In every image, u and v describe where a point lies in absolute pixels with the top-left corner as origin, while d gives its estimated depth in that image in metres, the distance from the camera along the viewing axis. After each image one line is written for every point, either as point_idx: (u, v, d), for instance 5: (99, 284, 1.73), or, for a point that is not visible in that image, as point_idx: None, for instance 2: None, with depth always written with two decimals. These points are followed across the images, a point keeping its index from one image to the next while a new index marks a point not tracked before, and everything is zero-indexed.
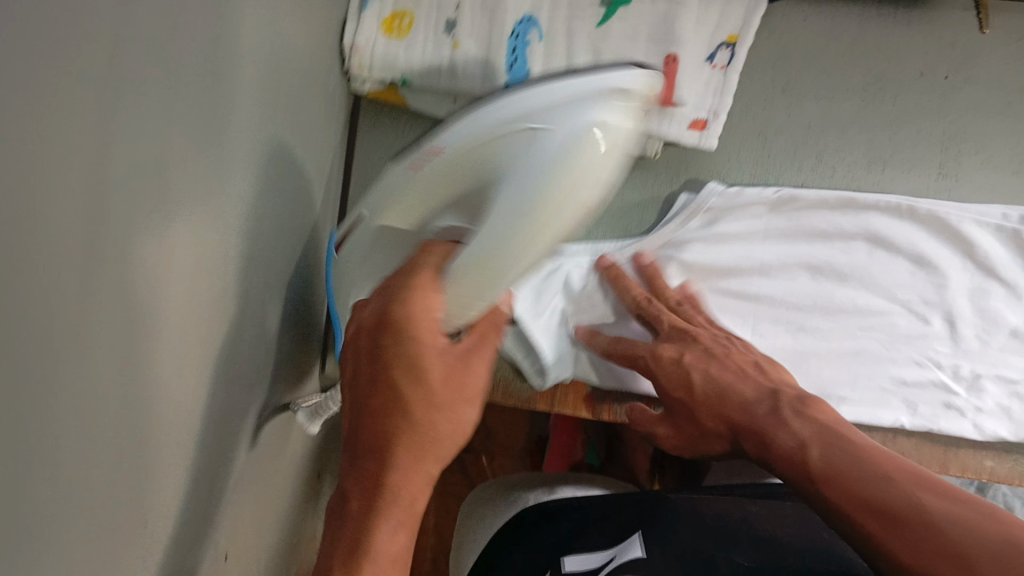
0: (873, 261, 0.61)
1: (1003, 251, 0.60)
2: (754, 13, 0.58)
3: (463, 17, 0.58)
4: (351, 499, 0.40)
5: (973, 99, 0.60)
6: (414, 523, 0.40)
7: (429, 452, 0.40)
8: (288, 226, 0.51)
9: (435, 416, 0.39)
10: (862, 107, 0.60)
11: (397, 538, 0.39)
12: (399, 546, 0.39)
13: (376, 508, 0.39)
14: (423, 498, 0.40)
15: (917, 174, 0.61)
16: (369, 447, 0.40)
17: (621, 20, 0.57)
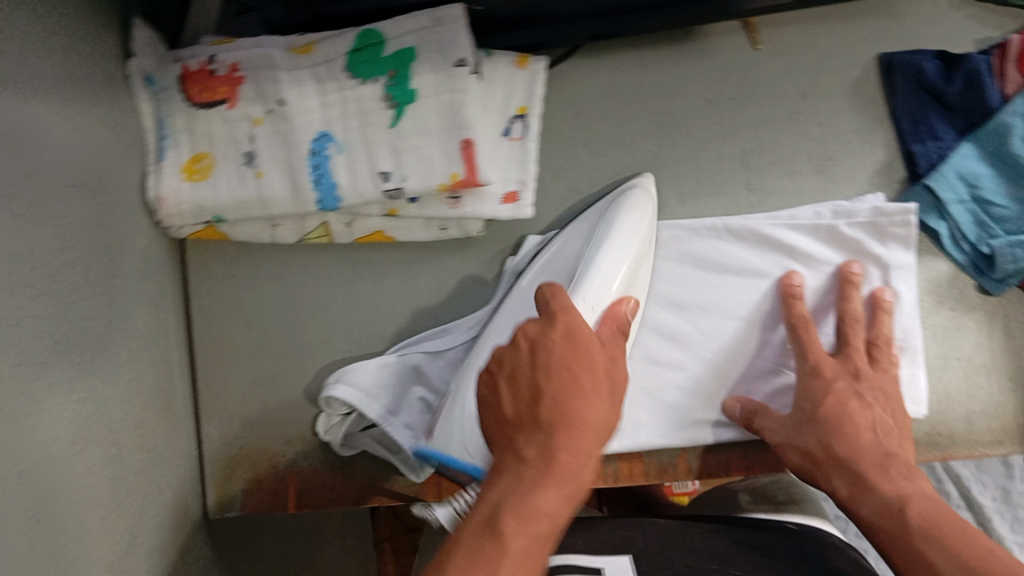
0: (712, 280, 0.63)
1: (830, 246, 0.62)
2: (537, 86, 0.60)
3: (260, 147, 0.59)
4: (501, 471, 0.43)
5: (763, 115, 0.64)
6: (571, 502, 0.42)
7: (595, 426, 0.43)
8: (108, 358, 0.53)
9: (589, 399, 0.43)
10: (661, 144, 0.64)
11: (558, 500, 0.41)
12: (547, 510, 0.41)
13: (530, 477, 0.41)
14: (584, 485, 0.43)
15: (725, 196, 0.64)
16: (531, 428, 0.43)
17: (412, 118, 0.58)
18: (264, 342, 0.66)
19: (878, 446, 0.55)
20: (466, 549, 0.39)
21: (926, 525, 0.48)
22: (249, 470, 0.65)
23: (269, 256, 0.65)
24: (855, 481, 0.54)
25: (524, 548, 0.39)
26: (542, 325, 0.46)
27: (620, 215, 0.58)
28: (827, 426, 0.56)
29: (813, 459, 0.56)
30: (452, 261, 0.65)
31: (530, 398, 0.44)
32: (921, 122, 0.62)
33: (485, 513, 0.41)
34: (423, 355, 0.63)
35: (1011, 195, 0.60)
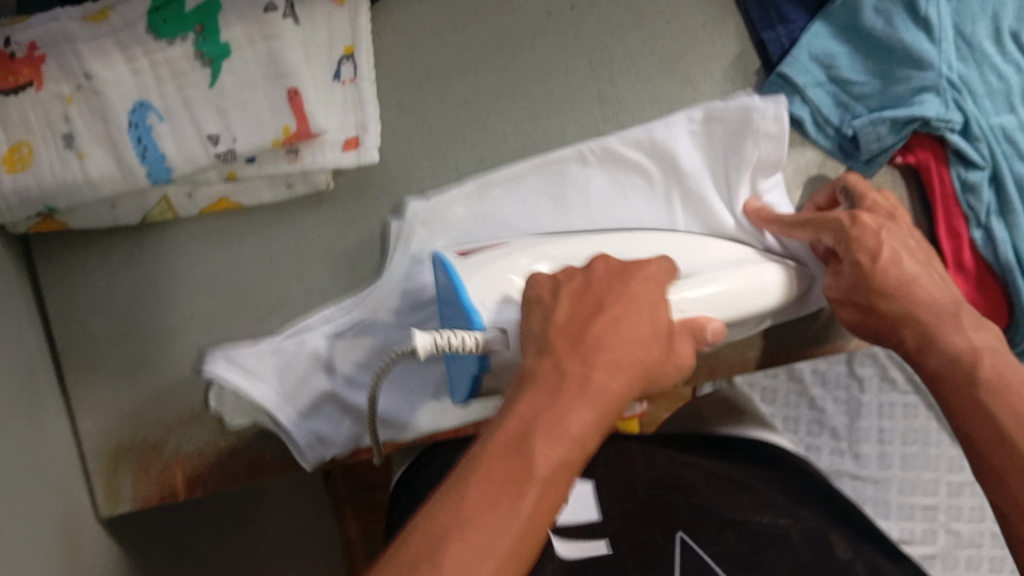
0: (596, 204, 0.62)
1: (705, 154, 0.62)
2: (361, 21, 0.58)
3: (80, 128, 0.53)
4: (537, 379, 0.41)
5: (605, 23, 0.61)
6: (601, 426, 0.40)
7: (640, 365, 0.43)
8: None
9: (633, 333, 0.43)
10: (504, 65, 0.61)
11: (589, 420, 0.39)
12: (581, 430, 0.39)
13: (565, 392, 0.40)
14: (611, 416, 0.41)
15: (580, 113, 0.62)
16: (570, 348, 0.42)
17: (231, 74, 0.55)
18: (128, 328, 0.62)
19: (944, 294, 0.54)
20: (491, 466, 0.37)
21: (995, 381, 0.48)
22: (137, 460, 0.62)
23: (119, 240, 0.61)
24: (925, 334, 0.53)
25: (553, 469, 0.37)
26: (622, 269, 0.47)
27: (752, 269, 0.56)
28: (884, 283, 0.54)
29: (877, 311, 0.54)
30: (309, 218, 0.63)
31: (585, 314, 0.44)
32: (768, 5, 0.61)
33: (516, 427, 0.38)
34: (323, 338, 0.61)
35: (867, 71, 0.59)
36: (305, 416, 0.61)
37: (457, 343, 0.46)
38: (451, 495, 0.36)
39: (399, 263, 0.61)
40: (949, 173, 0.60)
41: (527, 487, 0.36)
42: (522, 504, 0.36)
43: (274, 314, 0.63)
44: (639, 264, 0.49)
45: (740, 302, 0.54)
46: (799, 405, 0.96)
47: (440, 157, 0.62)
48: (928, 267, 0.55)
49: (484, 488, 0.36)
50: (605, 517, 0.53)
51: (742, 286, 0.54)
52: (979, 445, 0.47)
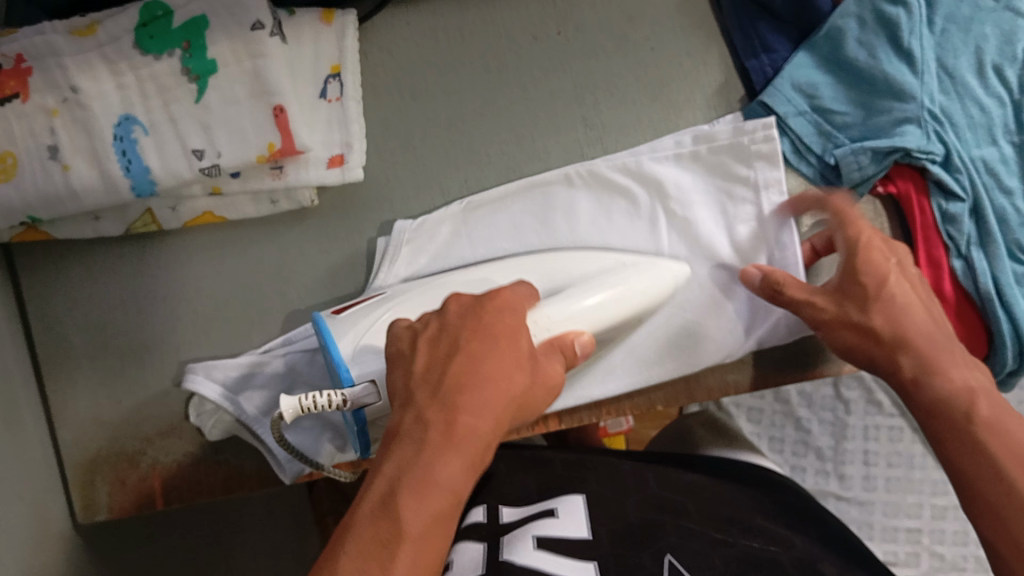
0: (584, 227, 0.62)
1: (695, 175, 0.61)
2: (347, 40, 0.60)
3: (63, 139, 0.53)
4: (400, 435, 0.41)
5: (587, 48, 0.63)
6: (471, 471, 0.40)
7: (508, 396, 0.43)
8: None
9: (498, 363, 0.43)
10: (491, 83, 0.63)
11: (460, 468, 0.40)
12: (449, 482, 0.39)
13: (429, 444, 0.40)
14: (485, 453, 0.42)
15: (564, 135, 0.63)
16: (430, 391, 0.42)
17: (216, 90, 0.55)
18: (108, 337, 0.62)
19: (936, 332, 0.51)
20: (365, 524, 0.38)
21: (994, 424, 0.45)
22: (112, 471, 0.62)
23: (103, 250, 0.63)
24: (923, 361, 0.49)
25: (425, 524, 0.38)
26: (473, 304, 0.46)
27: (645, 269, 0.58)
28: (882, 307, 0.52)
29: (869, 332, 0.52)
30: (291, 233, 0.63)
31: (440, 363, 0.43)
32: (753, 35, 0.62)
33: (385, 485, 0.39)
34: (299, 354, 0.61)
35: (849, 101, 0.60)
36: (285, 431, 0.60)
37: (324, 404, 0.48)
38: (329, 560, 0.37)
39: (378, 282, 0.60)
40: (928, 204, 0.60)
41: (399, 547, 0.37)
42: (395, 561, 0.36)
43: (251, 329, 0.63)
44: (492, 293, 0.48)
45: (629, 308, 0.56)
46: (784, 426, 0.97)
47: (425, 176, 0.63)
48: (928, 306, 0.53)
49: (360, 548, 0.37)
50: (596, 536, 0.52)
51: (629, 290, 0.56)
52: (966, 479, 0.44)
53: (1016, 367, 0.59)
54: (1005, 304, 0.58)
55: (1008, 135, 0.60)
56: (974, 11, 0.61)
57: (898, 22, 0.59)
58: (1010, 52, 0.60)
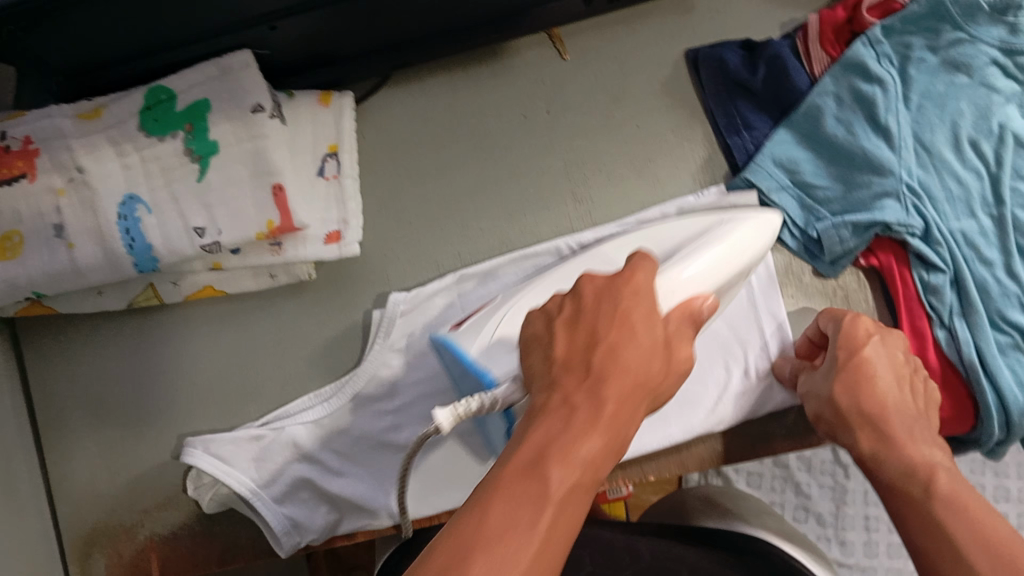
0: None
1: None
2: (343, 122, 0.62)
3: (69, 218, 0.55)
4: (544, 410, 0.39)
5: (572, 125, 0.65)
6: (612, 455, 0.38)
7: (641, 386, 0.40)
8: None
9: (639, 355, 0.41)
10: (481, 161, 0.65)
11: (603, 447, 0.38)
12: (592, 454, 0.37)
13: (576, 422, 0.38)
14: (625, 442, 0.40)
15: (554, 210, 0.65)
16: (580, 377, 0.40)
17: (217, 169, 0.57)
18: (106, 412, 0.63)
19: (902, 413, 0.52)
20: (514, 485, 0.35)
21: (953, 499, 0.45)
22: (109, 544, 0.62)
23: (105, 324, 0.64)
24: (882, 439, 0.51)
25: (571, 489, 0.36)
26: (608, 284, 0.45)
27: (748, 219, 0.57)
28: (855, 375, 0.54)
29: (835, 403, 0.54)
30: (289, 306, 0.65)
31: (585, 351, 0.41)
32: (733, 113, 0.65)
33: (532, 449, 0.37)
34: (302, 426, 0.62)
35: (830, 176, 0.62)
36: (283, 502, 0.61)
37: (476, 408, 0.45)
38: (474, 510, 0.35)
39: (378, 357, 0.62)
40: (910, 275, 0.61)
41: (546, 506, 0.35)
42: (542, 519, 0.34)
43: (245, 402, 0.64)
44: (624, 276, 0.45)
45: (741, 259, 0.55)
46: (784, 490, 0.97)
47: (421, 251, 0.65)
48: (906, 384, 0.54)
49: (507, 503, 0.35)
50: None
51: (739, 238, 0.55)
52: (923, 555, 0.44)
53: (1004, 437, 0.59)
54: (990, 373, 0.58)
55: (986, 208, 0.61)
56: (949, 87, 0.62)
57: (874, 100, 0.61)
58: (986, 126, 0.62)
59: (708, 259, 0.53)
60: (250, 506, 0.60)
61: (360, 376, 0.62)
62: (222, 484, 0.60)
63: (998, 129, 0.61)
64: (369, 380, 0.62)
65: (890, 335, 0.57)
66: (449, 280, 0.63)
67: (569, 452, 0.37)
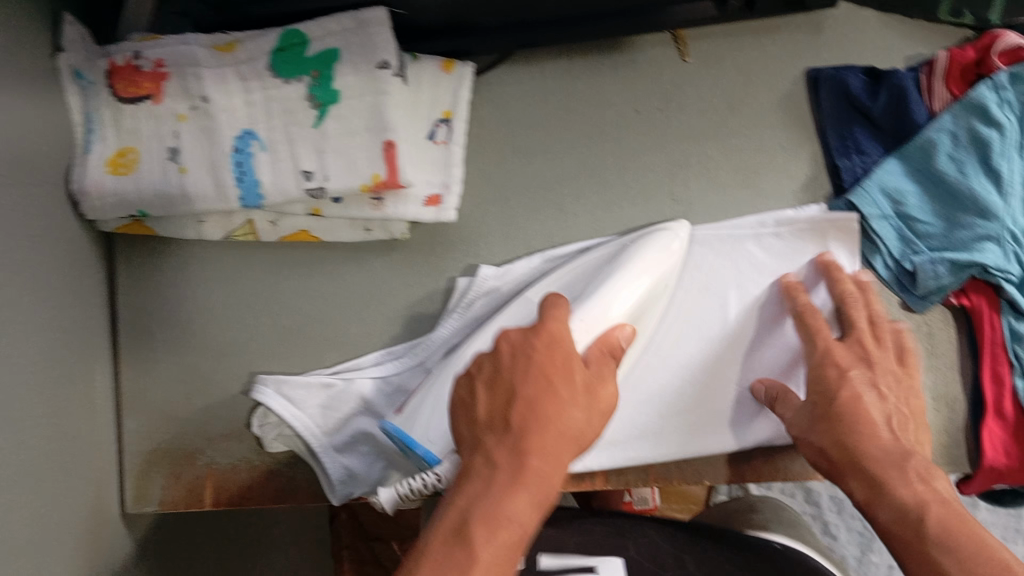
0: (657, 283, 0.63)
1: (774, 254, 0.63)
2: (461, 92, 0.63)
3: (185, 144, 0.57)
4: (470, 474, 0.45)
5: (681, 127, 0.66)
6: (537, 509, 0.44)
7: (567, 439, 0.46)
8: (32, 330, 0.52)
9: (566, 411, 0.46)
10: (586, 149, 0.66)
11: (526, 503, 0.44)
12: (515, 516, 0.43)
13: (495, 486, 0.44)
14: (549, 499, 0.45)
15: (651, 207, 0.65)
16: (497, 439, 0.46)
17: (335, 118, 0.58)
18: (187, 336, 0.65)
19: (893, 445, 0.52)
20: (437, 552, 0.42)
21: (945, 540, 0.45)
22: (170, 467, 0.64)
23: (200, 249, 0.66)
24: (871, 483, 0.50)
25: (494, 554, 0.42)
26: (525, 334, 0.49)
27: (663, 245, 0.60)
28: (839, 417, 0.54)
29: (826, 454, 0.53)
30: (378, 261, 0.66)
31: (502, 410, 0.47)
32: (847, 137, 0.65)
33: (456, 517, 0.43)
34: (370, 380, 0.63)
35: (934, 212, 0.62)
36: (343, 452, 0.62)
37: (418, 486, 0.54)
38: None
39: (450, 327, 0.64)
40: (1000, 321, 0.61)
41: (470, 569, 0.40)
42: None
43: (322, 347, 0.65)
44: (548, 324, 0.50)
45: (647, 282, 0.58)
46: (813, 527, 0.97)
47: (512, 227, 0.66)
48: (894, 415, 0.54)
49: (440, 563, 0.41)
50: None
51: (648, 266, 0.59)
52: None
53: None
54: None
55: None
56: None
57: (989, 143, 0.61)
58: None
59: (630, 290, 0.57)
60: (313, 454, 0.62)
61: (432, 341, 0.64)
62: (288, 425, 0.62)
63: None
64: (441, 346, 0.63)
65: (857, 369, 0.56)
66: (532, 260, 0.64)
67: (495, 522, 0.42)
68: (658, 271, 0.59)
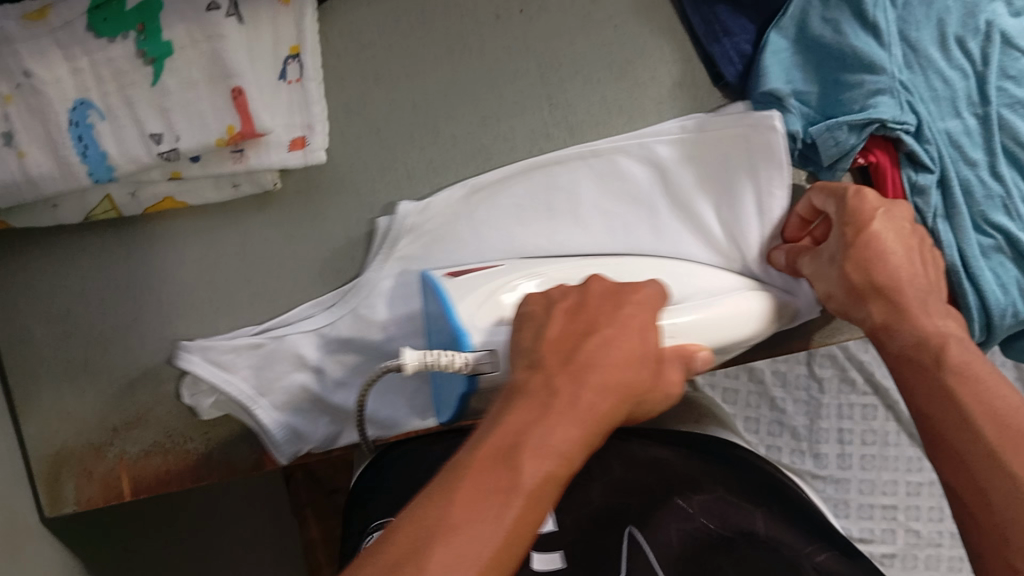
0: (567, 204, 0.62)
1: (691, 159, 0.61)
2: (305, 23, 0.58)
3: (17, 126, 0.52)
4: (526, 394, 0.40)
5: (547, 28, 0.63)
6: (582, 448, 0.39)
7: (625, 390, 0.42)
8: None
9: (613, 357, 0.42)
10: (453, 65, 0.63)
11: (576, 440, 0.38)
12: (564, 448, 0.37)
13: (554, 409, 0.39)
14: (597, 434, 0.40)
15: (530, 115, 0.63)
16: (562, 370, 0.41)
17: (174, 73, 0.55)
18: (66, 332, 0.60)
19: (913, 284, 0.53)
20: (478, 471, 0.36)
21: (964, 368, 0.47)
22: (77, 467, 0.60)
23: (63, 238, 0.61)
24: (894, 310, 0.52)
25: (540, 484, 0.36)
26: (615, 289, 0.47)
27: (739, 298, 0.56)
28: (864, 250, 0.53)
29: (849, 281, 0.53)
30: (254, 218, 0.62)
31: (576, 338, 0.43)
32: (712, 19, 0.63)
33: (504, 438, 0.37)
34: (304, 334, 0.60)
35: (817, 79, 0.61)
36: (284, 410, 0.60)
37: (445, 362, 0.47)
38: (434, 499, 0.35)
39: (379, 270, 0.60)
40: (899, 177, 0.60)
41: (512, 498, 0.35)
42: (506, 515, 0.34)
43: (213, 317, 0.62)
44: (631, 288, 0.48)
45: (725, 329, 0.55)
46: (760, 405, 0.96)
47: (391, 160, 0.63)
48: (910, 250, 0.54)
49: (474, 491, 0.35)
50: (562, 526, 0.51)
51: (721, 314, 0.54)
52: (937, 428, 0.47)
53: (983, 339, 0.60)
54: (972, 275, 0.59)
55: (971, 107, 0.61)
56: None
57: None
58: (973, 24, 0.62)
59: (709, 322, 0.54)
60: (249, 414, 0.59)
61: (364, 285, 0.60)
62: (220, 392, 0.58)
63: (986, 26, 0.61)
64: (380, 294, 0.60)
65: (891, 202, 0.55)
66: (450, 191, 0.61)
67: (538, 444, 0.37)
68: (727, 332, 0.55)
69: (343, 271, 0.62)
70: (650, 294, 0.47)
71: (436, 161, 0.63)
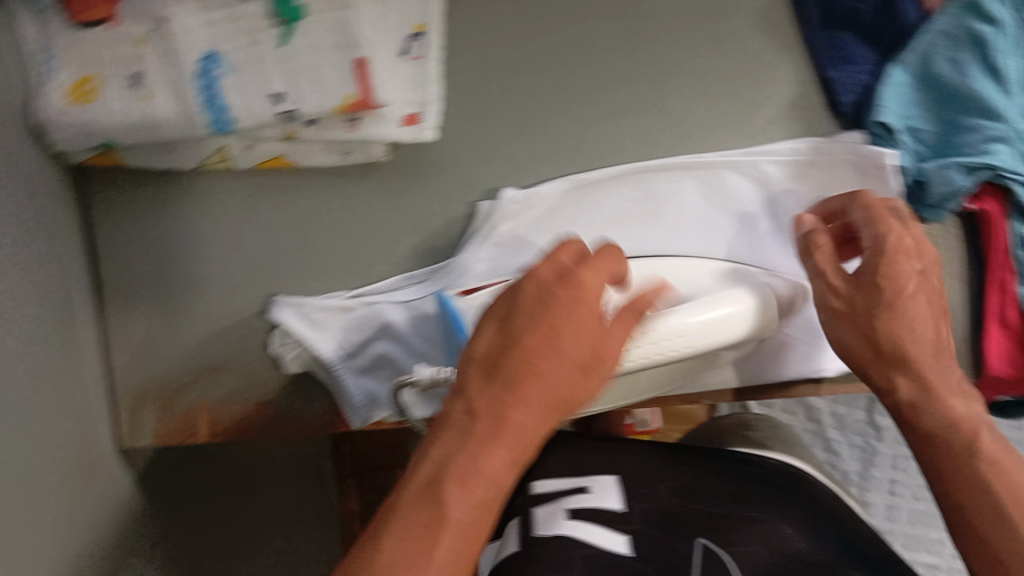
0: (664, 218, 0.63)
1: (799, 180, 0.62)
2: (433, 1, 0.59)
3: (149, 69, 0.55)
4: (448, 422, 0.44)
5: (666, 35, 0.64)
6: (513, 461, 0.43)
7: (553, 393, 0.45)
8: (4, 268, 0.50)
9: (556, 358, 0.44)
10: (570, 61, 0.63)
11: (503, 460, 0.43)
12: (493, 473, 0.42)
13: (477, 435, 0.43)
14: (529, 445, 0.44)
15: (639, 119, 0.64)
16: (486, 381, 0.44)
17: (304, 36, 0.56)
18: (165, 271, 0.62)
19: (933, 353, 0.53)
20: (414, 513, 0.41)
21: (996, 460, 0.48)
22: (156, 401, 0.61)
23: (174, 182, 0.63)
24: (921, 385, 0.52)
25: (467, 513, 0.41)
26: (553, 281, 0.46)
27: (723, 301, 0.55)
28: (891, 316, 0.53)
29: (873, 345, 0.53)
30: (357, 187, 0.63)
31: (495, 352, 0.45)
32: (836, 46, 0.63)
33: (431, 469, 0.42)
34: (393, 304, 0.61)
35: (936, 117, 0.61)
36: (363, 374, 0.61)
37: None
38: (371, 549, 0.40)
39: (474, 252, 0.62)
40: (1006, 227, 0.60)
41: (441, 534, 0.40)
42: (435, 549, 0.40)
43: (304, 276, 0.63)
44: (575, 277, 0.46)
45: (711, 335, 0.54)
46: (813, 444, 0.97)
47: (497, 146, 0.63)
48: (938, 313, 0.54)
49: (408, 539, 0.40)
50: (630, 509, 0.52)
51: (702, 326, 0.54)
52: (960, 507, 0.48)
53: None
54: None
55: None
56: None
57: (989, 40, 0.59)
58: None
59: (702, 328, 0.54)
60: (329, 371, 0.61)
61: (455, 268, 0.61)
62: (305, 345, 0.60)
63: None
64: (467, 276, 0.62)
65: (926, 251, 0.54)
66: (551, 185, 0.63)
67: (468, 481, 0.42)
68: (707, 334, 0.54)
69: (436, 250, 0.63)
70: (587, 297, 0.46)
71: (541, 153, 0.63)
